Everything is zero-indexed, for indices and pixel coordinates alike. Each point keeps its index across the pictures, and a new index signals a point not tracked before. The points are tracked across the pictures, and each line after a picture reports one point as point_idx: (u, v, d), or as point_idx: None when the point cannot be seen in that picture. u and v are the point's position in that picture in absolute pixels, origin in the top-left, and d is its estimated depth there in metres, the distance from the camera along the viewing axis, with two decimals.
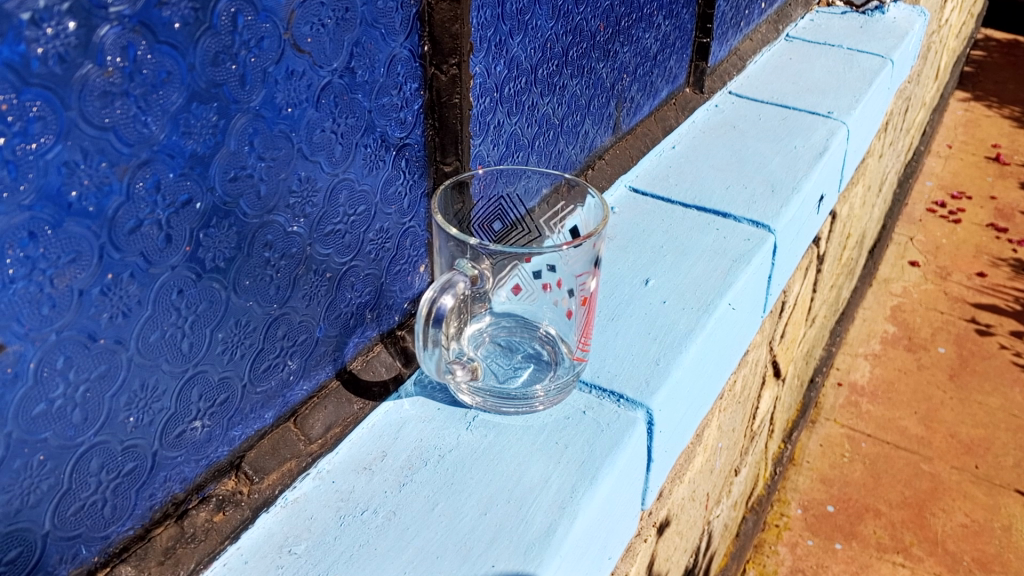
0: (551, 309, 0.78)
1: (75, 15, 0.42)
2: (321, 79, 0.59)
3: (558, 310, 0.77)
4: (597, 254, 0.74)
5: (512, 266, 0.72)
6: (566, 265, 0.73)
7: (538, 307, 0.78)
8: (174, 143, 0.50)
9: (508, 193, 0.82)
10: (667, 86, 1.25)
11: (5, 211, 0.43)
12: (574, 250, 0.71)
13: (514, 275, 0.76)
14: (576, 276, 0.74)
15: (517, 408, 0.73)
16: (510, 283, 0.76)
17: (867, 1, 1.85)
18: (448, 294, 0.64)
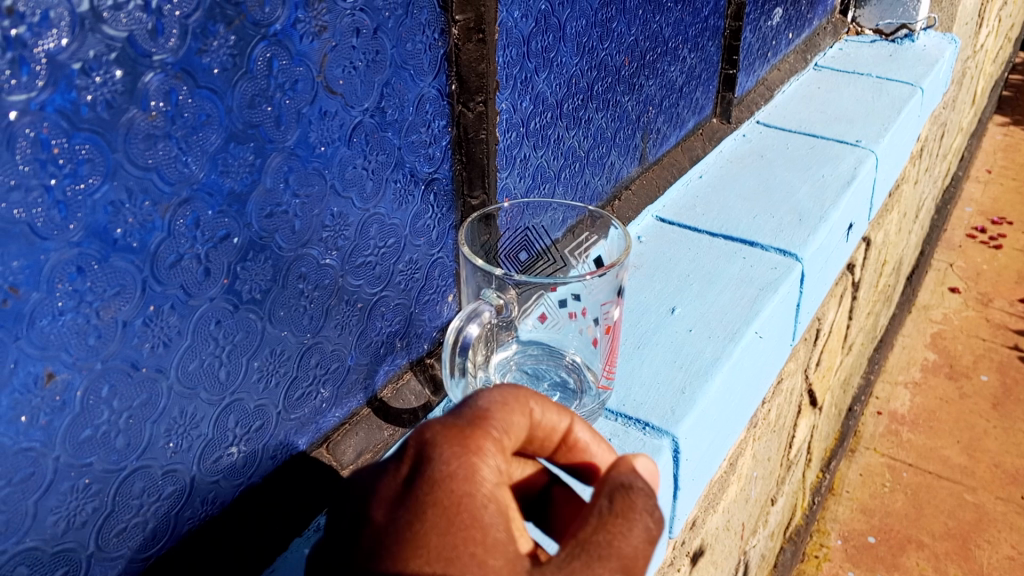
0: (577, 339, 0.78)
1: (122, 64, 0.45)
2: (352, 119, 0.62)
3: (584, 340, 0.77)
4: (620, 283, 0.76)
5: (539, 296, 0.72)
6: (592, 295, 0.74)
7: (563, 337, 0.78)
8: (212, 182, 0.53)
9: (529, 207, 0.82)
10: (693, 116, 1.27)
11: (56, 247, 0.45)
12: (599, 279, 0.71)
13: (542, 305, 0.75)
14: (602, 304, 0.75)
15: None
16: (537, 311, 0.75)
17: (897, 29, 1.88)
18: (473, 323, 0.66)
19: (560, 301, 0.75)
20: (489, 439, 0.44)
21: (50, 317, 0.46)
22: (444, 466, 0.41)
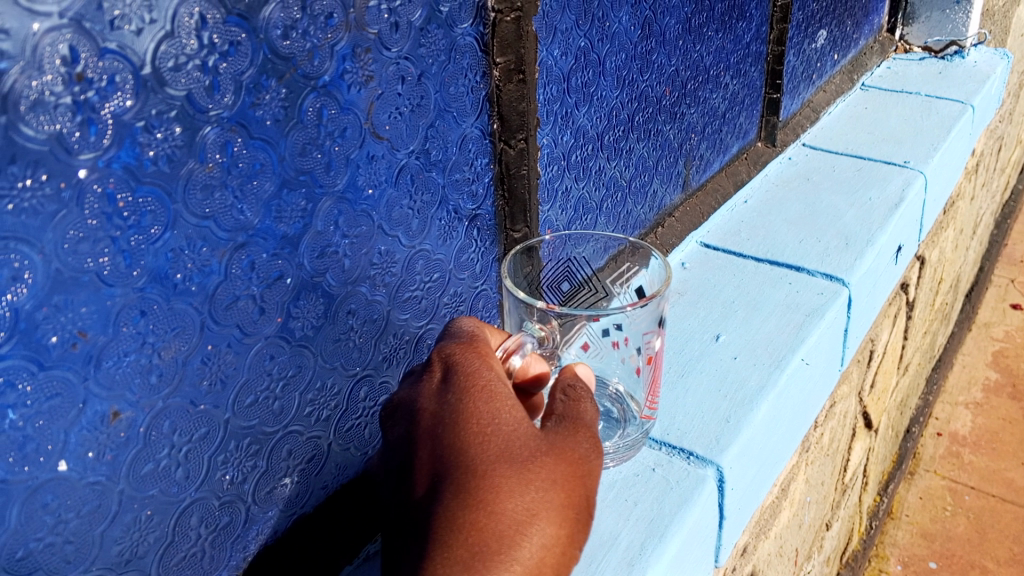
0: (620, 367, 0.76)
1: (181, 120, 0.48)
2: (398, 161, 0.64)
3: (626, 369, 0.76)
4: (660, 313, 0.74)
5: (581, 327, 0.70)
6: (632, 323, 0.71)
7: (607, 366, 0.76)
8: (266, 227, 0.55)
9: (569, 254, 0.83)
10: (738, 141, 1.27)
11: (122, 292, 0.48)
12: (640, 311, 0.70)
13: (583, 336, 0.72)
14: (643, 335, 0.73)
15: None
16: (579, 343, 0.73)
17: (946, 46, 1.87)
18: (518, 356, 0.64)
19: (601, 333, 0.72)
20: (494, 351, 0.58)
21: (116, 358, 0.49)
22: (465, 363, 0.55)
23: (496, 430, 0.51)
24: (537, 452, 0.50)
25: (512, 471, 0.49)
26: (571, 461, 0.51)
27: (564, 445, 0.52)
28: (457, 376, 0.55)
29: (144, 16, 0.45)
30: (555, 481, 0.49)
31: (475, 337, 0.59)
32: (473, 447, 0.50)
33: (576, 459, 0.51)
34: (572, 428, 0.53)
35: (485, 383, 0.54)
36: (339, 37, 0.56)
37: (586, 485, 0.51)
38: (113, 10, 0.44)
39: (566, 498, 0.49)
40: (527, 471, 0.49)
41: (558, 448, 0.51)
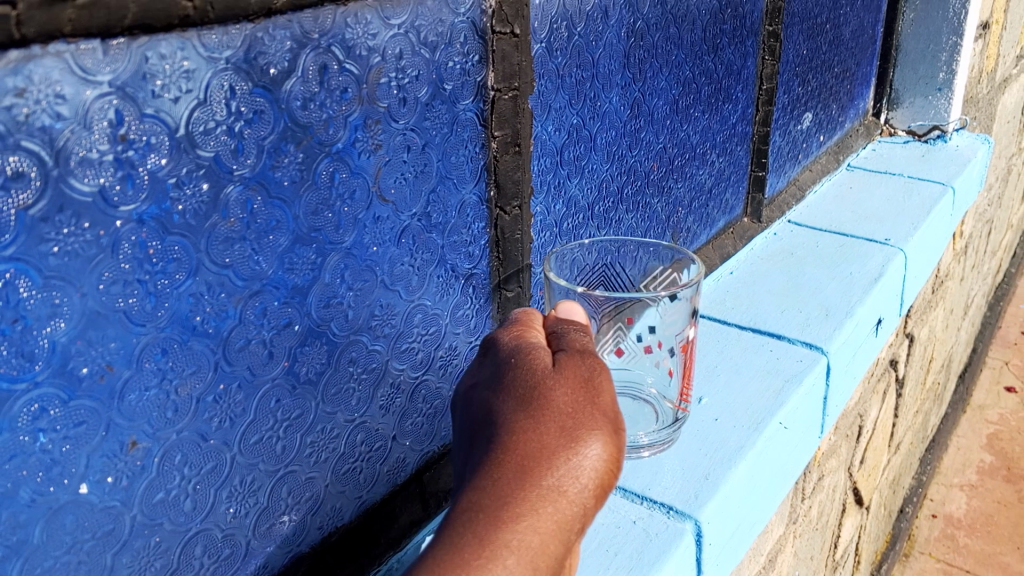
0: (651, 365, 0.83)
1: (209, 179, 0.54)
2: (402, 222, 0.70)
3: (658, 367, 0.84)
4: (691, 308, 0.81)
5: (619, 332, 0.77)
6: (668, 321, 0.78)
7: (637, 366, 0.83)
8: (279, 277, 0.61)
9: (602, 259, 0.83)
10: (724, 215, 1.33)
11: (147, 331, 0.53)
12: (673, 307, 0.77)
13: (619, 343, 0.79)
14: (675, 333, 0.80)
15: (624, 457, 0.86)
16: (616, 350, 0.79)
17: (929, 130, 1.96)
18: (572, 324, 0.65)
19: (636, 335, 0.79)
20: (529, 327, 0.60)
21: (138, 391, 0.53)
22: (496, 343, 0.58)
23: (518, 373, 0.53)
24: (554, 380, 0.52)
25: (534, 399, 0.51)
26: (588, 384, 0.52)
27: (576, 374, 0.53)
28: (488, 351, 0.58)
29: (182, 87, 0.51)
30: (573, 400, 0.50)
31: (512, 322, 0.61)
32: (500, 391, 0.53)
33: (584, 387, 0.52)
34: (581, 364, 0.54)
35: (509, 345, 0.57)
36: (352, 109, 0.62)
37: (606, 402, 0.51)
38: (156, 82, 0.50)
39: (580, 416, 0.49)
40: (538, 404, 0.50)
41: (573, 375, 0.53)
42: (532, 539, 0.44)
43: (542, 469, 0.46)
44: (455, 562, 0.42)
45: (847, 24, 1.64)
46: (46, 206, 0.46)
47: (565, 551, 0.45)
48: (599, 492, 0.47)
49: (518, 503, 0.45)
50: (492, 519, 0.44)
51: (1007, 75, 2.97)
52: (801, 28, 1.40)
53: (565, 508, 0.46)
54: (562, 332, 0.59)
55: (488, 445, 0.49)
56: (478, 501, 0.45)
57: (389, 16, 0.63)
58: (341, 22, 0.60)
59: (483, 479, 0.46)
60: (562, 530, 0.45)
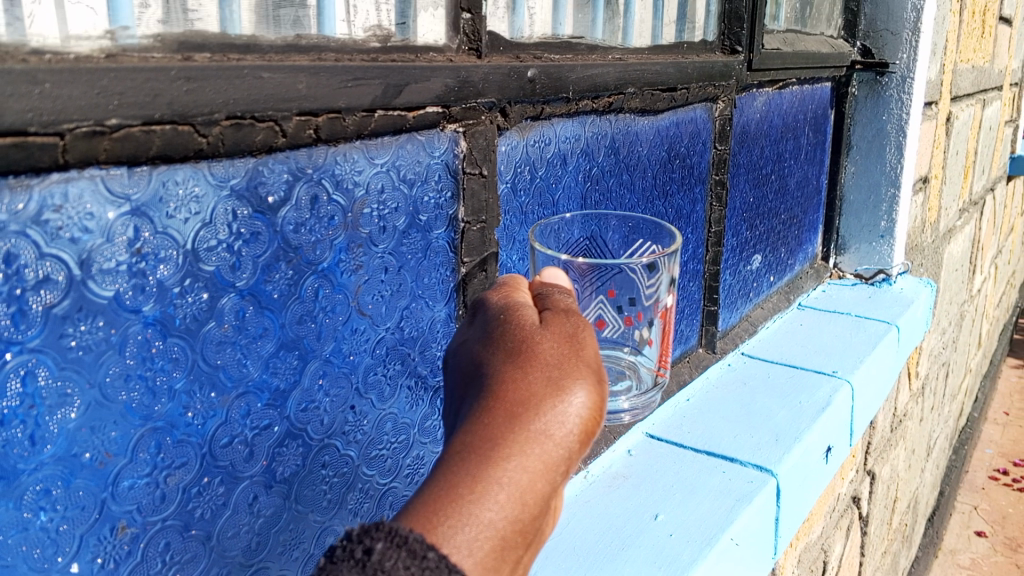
0: (631, 338, 0.88)
1: (208, 289, 0.61)
2: (376, 335, 0.77)
3: (638, 340, 0.88)
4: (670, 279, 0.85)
5: (599, 304, 0.80)
6: (647, 292, 0.82)
7: (619, 339, 0.88)
8: (263, 380, 0.67)
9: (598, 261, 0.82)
10: (680, 345, 1.42)
11: (144, 423, 0.59)
12: (652, 274, 0.80)
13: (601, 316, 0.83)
14: (654, 301, 0.84)
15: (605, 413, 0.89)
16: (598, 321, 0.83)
17: (874, 273, 2.10)
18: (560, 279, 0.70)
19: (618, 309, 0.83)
20: (516, 284, 0.66)
21: (131, 480, 0.59)
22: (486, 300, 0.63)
23: (508, 328, 0.59)
24: (540, 334, 0.58)
25: (523, 350, 0.57)
26: (572, 337, 0.58)
27: (561, 330, 0.59)
28: (480, 308, 0.64)
29: (191, 209, 0.59)
30: (559, 351, 0.57)
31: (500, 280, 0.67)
32: (491, 346, 0.59)
33: (567, 342, 0.57)
34: (564, 321, 0.60)
35: (500, 303, 0.63)
36: (338, 234, 0.71)
37: (588, 353, 0.58)
38: (170, 204, 0.58)
39: (562, 369, 0.55)
40: (525, 357, 0.56)
41: (558, 329, 0.59)
42: (519, 475, 0.51)
43: (530, 414, 0.53)
44: (451, 497, 0.49)
45: (791, 176, 1.80)
46: (68, 307, 0.53)
47: (547, 485, 0.52)
48: (579, 434, 0.54)
49: (508, 444, 0.51)
50: (485, 457, 0.50)
51: (950, 226, 3.18)
52: (746, 178, 1.54)
53: (549, 449, 0.53)
54: (548, 291, 0.65)
55: (480, 392, 0.55)
56: (471, 443, 0.51)
57: (373, 155, 0.73)
58: (331, 160, 0.69)
59: (475, 424, 0.53)
60: (545, 468, 0.52)
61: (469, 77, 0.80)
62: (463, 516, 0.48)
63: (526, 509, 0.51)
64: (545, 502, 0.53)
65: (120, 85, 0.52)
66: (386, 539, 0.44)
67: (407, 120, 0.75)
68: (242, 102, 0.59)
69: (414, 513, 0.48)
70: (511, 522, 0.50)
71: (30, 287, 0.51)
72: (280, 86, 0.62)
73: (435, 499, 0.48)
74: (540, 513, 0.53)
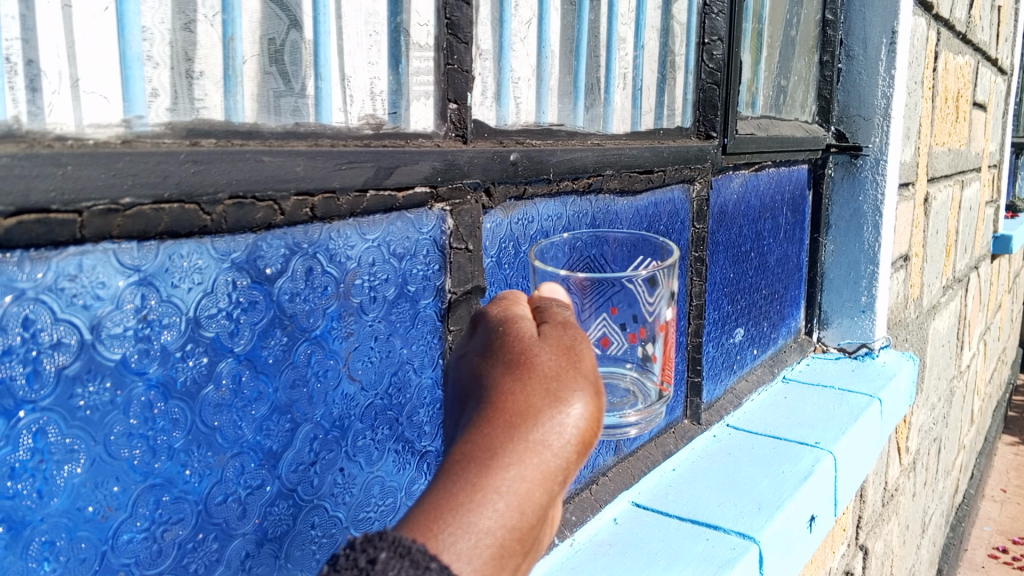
0: (635, 354, 0.83)
1: (208, 353, 0.66)
2: (365, 399, 0.81)
3: (642, 358, 0.83)
4: (670, 292, 0.83)
5: (599, 318, 0.77)
6: (649, 308, 0.79)
7: (621, 357, 0.83)
8: (257, 441, 0.71)
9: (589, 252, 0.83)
10: (664, 416, 1.46)
11: (144, 479, 0.63)
12: (652, 285, 0.78)
13: (603, 331, 0.79)
14: (656, 314, 0.81)
15: (609, 430, 0.83)
16: (599, 338, 0.79)
17: (857, 347, 2.14)
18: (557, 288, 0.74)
19: (620, 325, 0.79)
20: (517, 298, 0.70)
21: (129, 533, 0.62)
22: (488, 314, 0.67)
23: (508, 340, 0.63)
24: (539, 346, 0.61)
25: (521, 365, 0.60)
26: (568, 351, 0.62)
27: (559, 343, 0.62)
28: (481, 321, 0.68)
29: (194, 279, 0.64)
30: (556, 365, 0.60)
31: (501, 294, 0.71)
32: (492, 358, 0.62)
33: (565, 356, 0.61)
34: (562, 335, 0.63)
35: (500, 315, 0.66)
36: (330, 303, 0.76)
37: (584, 366, 0.61)
38: (175, 274, 0.63)
39: (559, 381, 0.59)
40: (525, 369, 0.60)
41: (555, 344, 0.62)
42: (517, 482, 0.54)
43: (528, 425, 0.56)
44: (453, 504, 0.52)
45: (772, 253, 1.87)
46: (79, 369, 0.58)
47: (545, 492, 0.56)
48: (576, 444, 0.57)
49: (507, 453, 0.55)
50: (484, 466, 0.54)
51: (935, 302, 3.25)
52: (725, 255, 1.61)
53: (546, 458, 0.56)
54: (545, 304, 0.69)
55: (482, 402, 0.59)
56: (472, 452, 0.55)
57: (365, 231, 0.79)
58: (326, 236, 0.75)
59: (477, 434, 0.56)
60: (543, 476, 0.56)
61: (455, 160, 0.87)
62: (463, 521, 0.51)
63: (524, 515, 0.54)
64: (542, 511, 0.56)
65: (134, 168, 0.58)
66: (390, 549, 0.47)
67: (397, 199, 0.81)
68: (244, 182, 0.65)
69: (418, 517, 0.51)
70: (510, 528, 0.54)
71: (45, 349, 0.55)
72: (279, 168, 0.68)
73: (437, 505, 0.52)
74: (539, 518, 0.56)
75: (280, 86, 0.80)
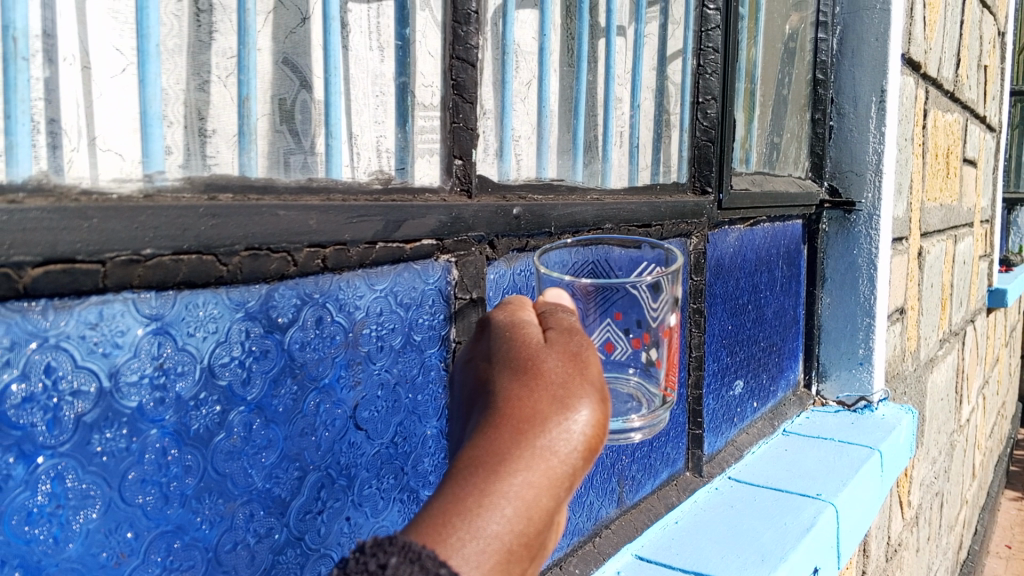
0: (638, 360, 0.84)
1: (221, 401, 0.67)
2: (371, 448, 0.83)
3: (645, 363, 0.84)
4: (674, 298, 0.84)
5: (605, 322, 0.78)
6: (654, 313, 0.81)
7: (625, 362, 0.83)
8: (267, 489, 0.72)
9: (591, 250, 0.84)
10: (665, 468, 1.47)
11: (157, 526, 0.64)
12: (658, 290, 0.79)
13: (608, 335, 0.80)
14: (660, 319, 0.82)
15: (614, 436, 0.83)
16: (604, 342, 0.80)
17: (856, 400, 2.15)
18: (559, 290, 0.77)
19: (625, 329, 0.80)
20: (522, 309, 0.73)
21: None
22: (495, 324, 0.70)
23: (516, 348, 0.65)
24: (546, 354, 0.64)
25: (530, 371, 0.62)
26: (573, 360, 0.64)
27: (566, 351, 0.65)
28: (488, 330, 0.70)
29: (209, 328, 0.66)
30: (563, 373, 0.62)
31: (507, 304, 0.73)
32: (500, 365, 0.64)
33: (571, 363, 0.63)
34: (568, 343, 0.66)
35: (507, 324, 0.69)
36: (339, 352, 0.78)
37: (589, 375, 0.63)
38: (191, 323, 0.65)
39: (567, 387, 0.61)
40: (534, 376, 0.62)
41: (562, 352, 0.64)
42: (525, 487, 0.55)
43: (537, 429, 0.58)
44: (464, 506, 0.53)
45: (769, 306, 1.89)
46: (96, 415, 0.59)
47: (551, 498, 0.57)
48: (582, 451, 0.59)
49: (516, 458, 0.56)
50: (495, 469, 0.55)
51: (932, 355, 3.27)
52: (723, 308, 1.63)
53: (553, 464, 0.57)
54: (550, 313, 0.71)
55: (491, 406, 0.61)
56: (483, 454, 0.56)
57: (374, 282, 0.81)
58: (336, 286, 0.77)
59: (487, 437, 0.58)
60: (549, 482, 0.57)
61: (461, 214, 0.89)
62: (474, 524, 0.52)
63: (531, 520, 0.55)
64: (549, 515, 0.57)
65: (156, 221, 0.60)
66: (400, 554, 0.47)
67: (405, 251, 0.84)
68: (259, 235, 0.68)
69: (431, 518, 0.52)
70: (518, 533, 0.55)
71: (65, 397, 0.57)
72: (293, 222, 0.70)
73: (447, 509, 0.52)
74: (545, 524, 0.57)
75: (291, 144, 0.83)
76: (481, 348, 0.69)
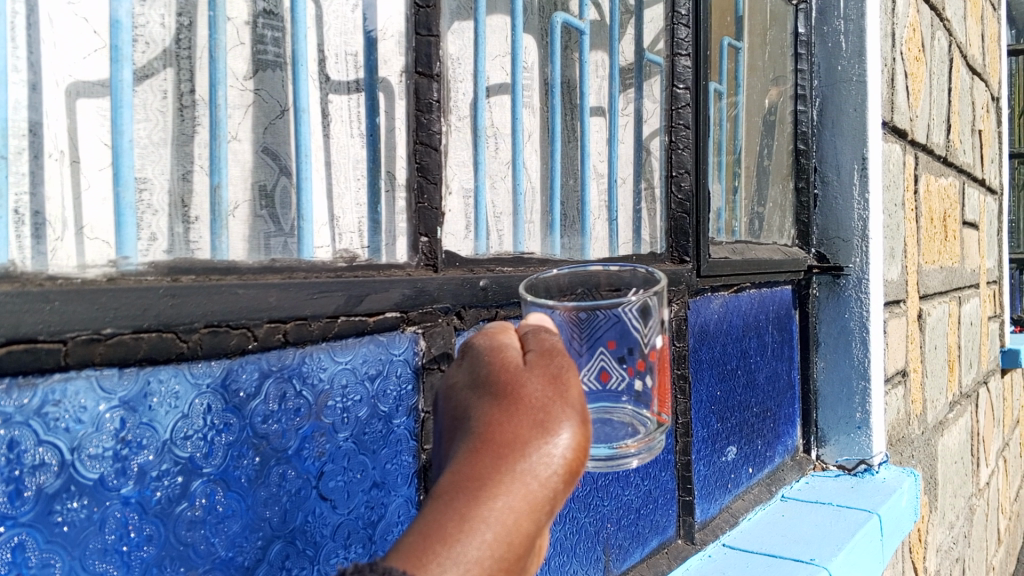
0: (632, 388, 0.84)
1: (182, 472, 0.71)
2: (337, 518, 0.85)
3: (638, 391, 0.84)
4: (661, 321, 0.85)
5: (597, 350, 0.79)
6: (644, 338, 0.82)
7: (619, 392, 0.83)
8: (229, 557, 0.75)
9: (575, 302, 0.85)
10: (655, 535, 1.48)
11: None
12: (644, 311, 0.80)
13: (600, 361, 0.80)
14: (651, 341, 0.82)
15: (613, 462, 0.82)
16: (597, 369, 0.81)
17: (856, 463, 2.14)
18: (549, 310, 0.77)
19: (618, 355, 0.81)
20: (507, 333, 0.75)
21: None
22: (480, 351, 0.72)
23: (499, 374, 0.67)
24: (528, 379, 0.65)
25: (511, 398, 0.64)
26: (554, 382, 0.65)
27: (547, 373, 0.66)
28: (473, 357, 0.72)
29: (170, 401, 0.70)
30: (543, 396, 0.63)
31: (493, 330, 0.75)
32: (486, 393, 0.66)
33: (552, 385, 0.65)
34: (550, 364, 0.67)
35: (490, 350, 0.71)
36: (303, 422, 0.81)
37: (570, 396, 0.64)
38: (151, 397, 0.69)
39: (548, 409, 0.62)
40: (515, 401, 0.63)
41: (542, 374, 0.66)
42: (506, 511, 0.57)
43: (516, 455, 0.59)
44: (443, 533, 0.54)
45: (760, 371, 1.91)
46: (59, 486, 0.62)
47: (532, 522, 0.58)
48: (562, 474, 0.60)
49: (496, 482, 0.57)
50: (473, 497, 0.56)
51: (942, 417, 3.24)
52: (710, 373, 1.65)
53: (533, 488, 0.59)
54: (532, 333, 0.73)
55: (475, 434, 0.62)
56: (465, 481, 0.58)
57: (338, 354, 0.85)
58: (299, 360, 0.81)
59: (469, 464, 0.59)
60: (530, 506, 0.58)
61: (425, 286, 0.94)
62: (451, 550, 0.53)
63: (512, 545, 0.56)
64: (531, 539, 0.58)
65: (116, 302, 0.65)
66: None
67: (368, 324, 0.88)
68: (218, 311, 0.72)
69: (411, 544, 0.53)
70: (498, 558, 0.55)
71: (27, 469, 0.60)
72: (252, 300, 0.75)
73: (428, 535, 0.54)
74: (526, 549, 0.58)
75: (270, 227, 0.89)
76: (467, 375, 0.71)
